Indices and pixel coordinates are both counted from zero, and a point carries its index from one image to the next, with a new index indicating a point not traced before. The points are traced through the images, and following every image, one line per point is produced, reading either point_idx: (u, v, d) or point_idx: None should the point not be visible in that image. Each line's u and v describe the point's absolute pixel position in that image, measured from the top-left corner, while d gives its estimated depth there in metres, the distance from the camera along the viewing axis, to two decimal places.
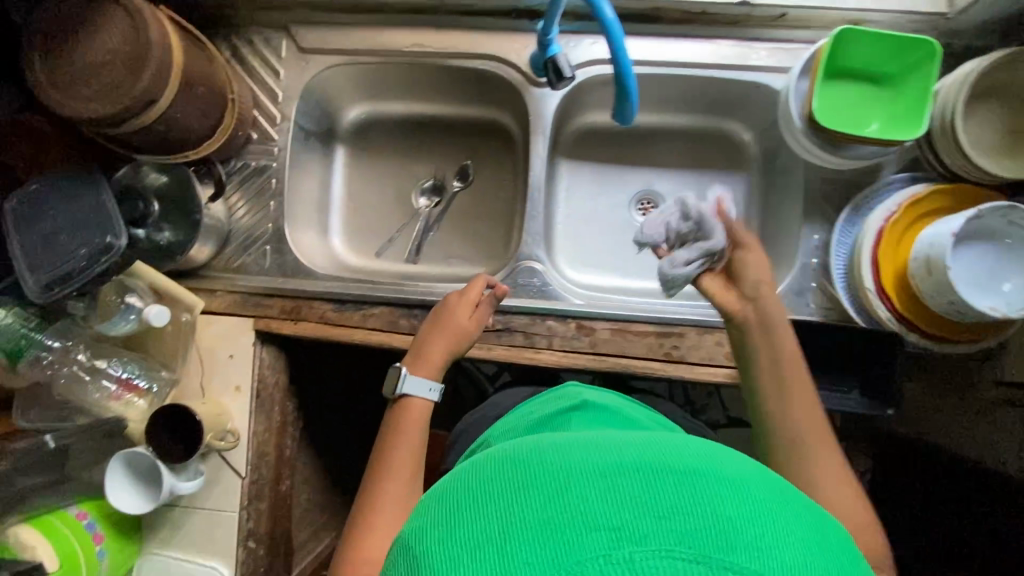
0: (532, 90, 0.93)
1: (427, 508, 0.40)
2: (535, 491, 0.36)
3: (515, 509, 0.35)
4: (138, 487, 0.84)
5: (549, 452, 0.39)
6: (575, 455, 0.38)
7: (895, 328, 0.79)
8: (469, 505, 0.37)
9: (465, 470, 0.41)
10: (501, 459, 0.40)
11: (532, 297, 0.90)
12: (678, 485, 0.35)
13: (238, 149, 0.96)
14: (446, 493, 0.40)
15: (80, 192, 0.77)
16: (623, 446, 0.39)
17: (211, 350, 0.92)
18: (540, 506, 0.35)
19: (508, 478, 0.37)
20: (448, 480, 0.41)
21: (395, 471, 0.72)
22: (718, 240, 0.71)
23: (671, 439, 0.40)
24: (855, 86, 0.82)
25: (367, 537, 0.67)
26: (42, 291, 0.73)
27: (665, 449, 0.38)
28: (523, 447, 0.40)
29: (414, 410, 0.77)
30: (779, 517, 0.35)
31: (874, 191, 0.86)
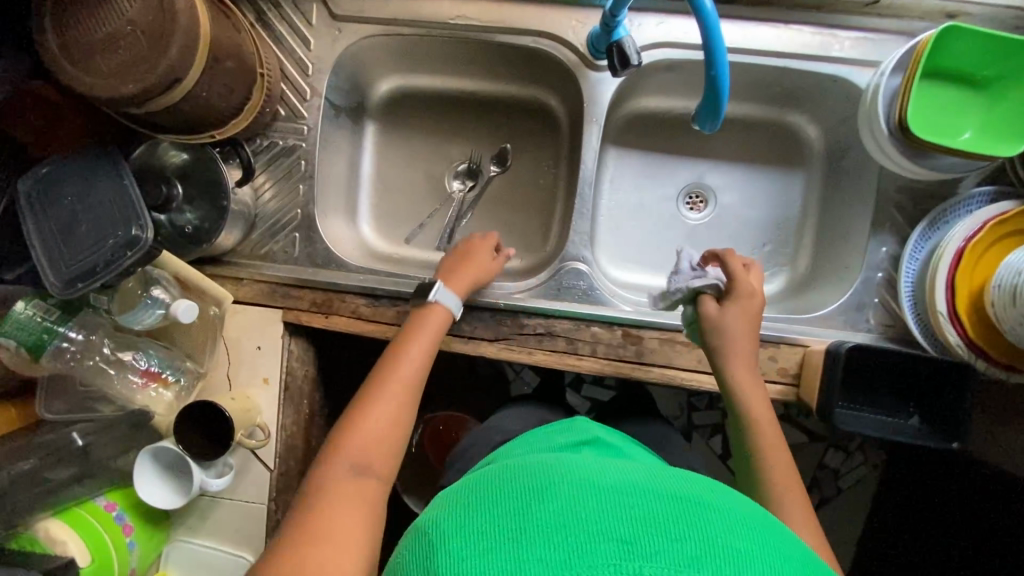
0: (588, 73, 0.86)
1: (454, 507, 0.47)
2: (553, 501, 0.43)
3: (534, 513, 0.43)
4: (167, 479, 0.82)
5: (563, 472, 0.47)
6: (587, 478, 0.46)
7: (962, 355, 0.75)
8: (498, 505, 0.45)
9: (493, 479, 0.49)
10: (521, 470, 0.48)
11: (577, 300, 0.86)
12: (676, 512, 0.43)
13: (264, 126, 0.88)
14: (475, 497, 0.47)
15: (100, 178, 0.71)
16: (628, 477, 0.47)
17: (238, 341, 0.87)
18: (560, 514, 0.42)
19: (528, 486, 0.45)
20: (477, 489, 0.48)
21: (405, 366, 0.72)
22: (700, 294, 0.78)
23: (669, 472, 0.49)
24: (950, 89, 0.74)
25: (364, 416, 0.67)
26: (65, 286, 0.68)
27: (666, 482, 0.46)
28: (541, 464, 0.48)
29: (435, 317, 0.78)
30: (773, 553, 0.43)
31: (951, 205, 0.80)
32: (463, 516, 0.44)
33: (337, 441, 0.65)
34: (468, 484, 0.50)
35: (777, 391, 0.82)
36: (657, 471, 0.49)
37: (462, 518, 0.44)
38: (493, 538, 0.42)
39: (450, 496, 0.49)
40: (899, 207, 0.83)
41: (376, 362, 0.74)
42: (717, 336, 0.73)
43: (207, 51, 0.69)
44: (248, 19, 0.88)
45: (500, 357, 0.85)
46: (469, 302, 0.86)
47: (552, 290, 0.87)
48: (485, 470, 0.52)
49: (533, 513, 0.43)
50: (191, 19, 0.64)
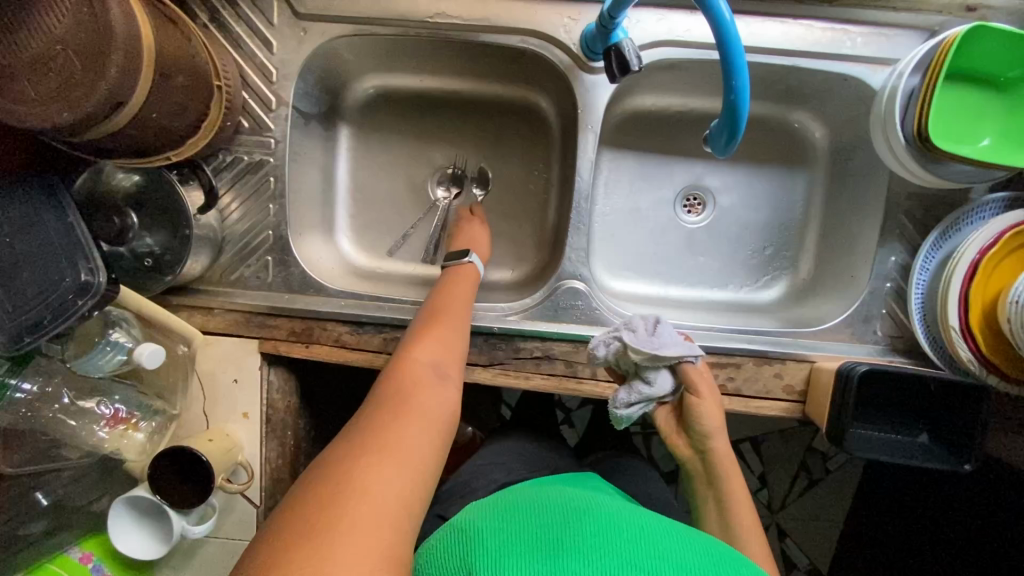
0: (582, 75, 0.79)
1: (482, 519, 0.54)
2: (592, 528, 0.51)
3: (571, 535, 0.50)
4: (146, 528, 0.77)
5: (599, 508, 0.55)
6: (619, 515, 0.54)
7: (975, 371, 0.73)
8: (527, 522, 0.52)
9: (521, 501, 0.56)
10: (560, 499, 0.57)
11: (575, 320, 0.81)
12: (678, 547, 0.52)
13: (227, 141, 0.80)
14: (506, 513, 0.54)
15: (40, 214, 0.63)
16: (654, 521, 0.55)
17: (214, 375, 0.82)
18: (583, 536, 0.50)
19: (568, 514, 0.53)
20: (508, 506, 0.56)
21: (452, 310, 0.72)
22: (658, 388, 0.70)
23: (682, 525, 0.57)
24: (972, 91, 0.69)
25: (421, 350, 0.65)
26: (11, 341, 0.61)
27: (684, 532, 0.55)
28: (578, 498, 0.57)
29: (469, 268, 0.80)
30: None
31: (964, 214, 0.76)
32: (503, 526, 0.52)
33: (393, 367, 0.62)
34: (508, 498, 0.58)
35: (782, 409, 0.80)
36: (677, 523, 0.57)
37: (506, 527, 0.52)
38: (534, 546, 0.49)
39: (490, 506, 0.57)
40: (910, 215, 0.79)
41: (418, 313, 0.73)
42: (708, 418, 0.67)
43: (152, 69, 0.60)
44: (200, 18, 0.78)
45: (496, 383, 0.81)
46: None
47: (548, 311, 0.82)
48: (522, 490, 0.60)
49: (571, 535, 0.50)
50: (131, 34, 0.56)
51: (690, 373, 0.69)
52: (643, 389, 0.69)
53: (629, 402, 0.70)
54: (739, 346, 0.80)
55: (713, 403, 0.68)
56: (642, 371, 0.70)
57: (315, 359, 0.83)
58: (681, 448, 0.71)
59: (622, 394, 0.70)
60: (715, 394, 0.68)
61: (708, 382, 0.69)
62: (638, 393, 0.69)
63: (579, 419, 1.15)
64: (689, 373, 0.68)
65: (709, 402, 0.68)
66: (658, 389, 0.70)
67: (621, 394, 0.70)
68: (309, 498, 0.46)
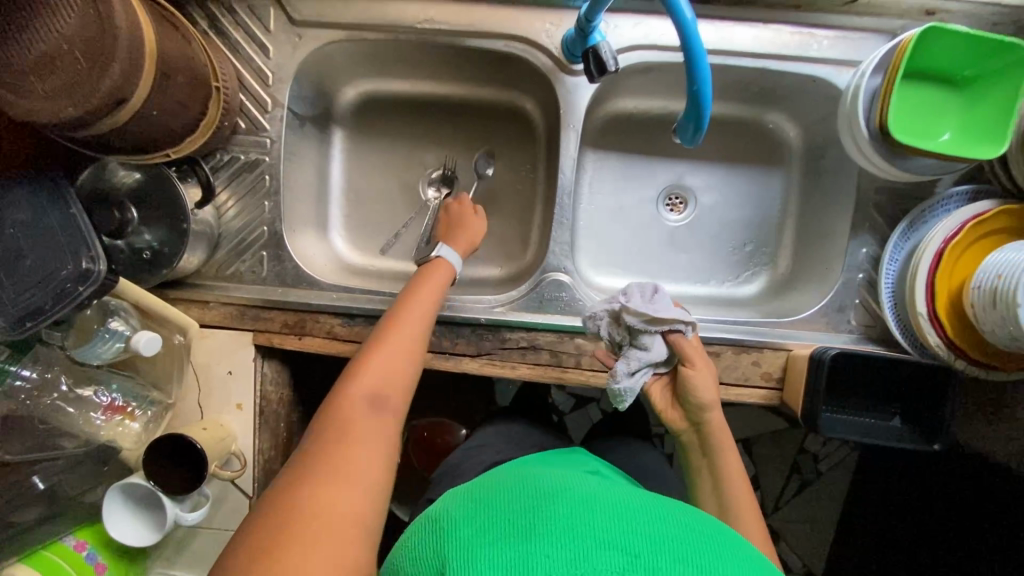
0: (563, 78, 0.82)
1: (457, 510, 0.55)
2: (565, 514, 0.52)
3: (544, 522, 0.51)
4: (139, 516, 0.79)
5: (576, 492, 0.56)
6: (597, 498, 0.55)
7: (943, 356, 0.76)
8: (499, 511, 0.53)
9: (494, 491, 0.57)
10: (536, 485, 0.57)
11: (559, 311, 0.84)
12: (656, 521, 0.52)
13: (224, 140, 0.83)
14: (480, 503, 0.55)
15: (43, 207, 0.66)
16: (634, 501, 0.56)
17: (209, 367, 0.84)
18: (557, 518, 0.51)
19: (542, 502, 0.54)
20: (483, 494, 0.56)
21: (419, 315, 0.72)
22: (656, 353, 0.70)
23: (665, 503, 0.57)
24: (931, 89, 0.73)
25: (376, 367, 0.66)
26: (11, 326, 0.64)
27: (665, 510, 0.55)
28: (556, 483, 0.58)
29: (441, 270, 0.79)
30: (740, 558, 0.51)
31: (931, 204, 0.79)
32: (476, 517, 0.53)
33: (346, 386, 0.64)
34: (484, 487, 0.58)
35: (760, 397, 0.82)
36: (659, 501, 0.57)
37: (481, 517, 0.53)
38: (506, 536, 0.50)
39: (465, 496, 0.57)
40: (879, 208, 0.83)
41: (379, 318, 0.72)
42: (702, 389, 0.69)
43: (153, 70, 0.64)
44: (199, 25, 0.82)
45: (483, 373, 0.83)
46: (448, 317, 0.83)
47: (534, 303, 0.84)
48: (499, 478, 0.61)
49: (543, 521, 0.51)
50: (133, 36, 0.59)
51: (683, 345, 0.70)
52: (639, 357, 0.70)
53: (630, 372, 0.71)
54: (719, 335, 0.83)
55: (706, 367, 0.69)
56: (637, 338, 0.71)
57: (307, 351, 0.85)
58: (677, 420, 0.73)
59: (621, 365, 0.70)
60: (708, 366, 0.71)
61: (701, 351, 0.71)
62: (636, 361, 0.70)
63: (574, 422, 1.17)
64: (681, 342, 0.70)
65: (701, 372, 0.70)
66: (655, 353, 0.70)
67: (621, 366, 0.70)
68: (260, 529, 0.50)
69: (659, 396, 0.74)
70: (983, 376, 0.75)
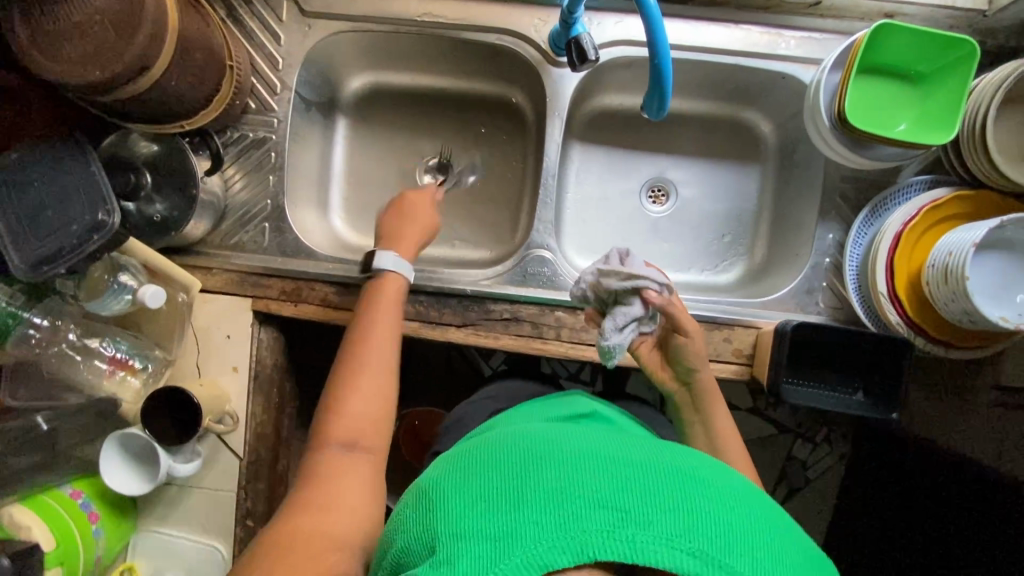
0: (550, 69, 0.89)
1: (445, 473, 0.50)
2: (555, 468, 0.45)
3: (532, 481, 0.45)
4: (134, 467, 0.83)
5: (566, 440, 0.49)
6: (588, 446, 0.48)
7: (904, 333, 0.80)
8: (489, 469, 0.47)
9: (487, 446, 0.51)
10: (525, 436, 0.51)
11: (541, 286, 0.89)
12: (669, 480, 0.45)
13: (235, 119, 0.90)
14: (470, 462, 0.49)
15: (66, 165, 0.72)
16: (629, 446, 0.49)
17: (208, 330, 0.89)
18: (553, 478, 0.44)
19: (529, 456, 0.47)
20: (474, 451, 0.51)
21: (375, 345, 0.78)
22: (639, 305, 0.72)
23: (665, 446, 0.51)
24: (888, 83, 0.79)
25: (345, 399, 0.74)
26: (30, 269, 0.69)
27: (663, 454, 0.49)
28: (545, 431, 0.51)
29: (395, 285, 0.83)
30: (762, 524, 0.45)
31: (896, 190, 0.84)
32: (461, 480, 0.47)
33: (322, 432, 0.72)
34: (475, 445, 0.52)
35: (731, 372, 0.86)
36: (658, 445, 0.51)
37: (468, 480, 0.47)
38: (493, 499, 0.44)
39: (451, 459, 0.52)
40: (844, 196, 0.88)
41: (341, 346, 0.79)
42: (696, 354, 0.76)
43: (174, 43, 0.71)
44: (218, 13, 0.90)
45: (467, 342, 0.88)
46: (435, 288, 0.88)
47: (518, 277, 0.89)
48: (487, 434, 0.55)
49: (531, 478, 0.45)
50: (158, 10, 0.66)
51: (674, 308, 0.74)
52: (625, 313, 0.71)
53: (617, 328, 0.72)
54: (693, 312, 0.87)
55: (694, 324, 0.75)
56: (619, 296, 0.73)
57: (302, 318, 0.90)
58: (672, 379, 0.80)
59: (609, 322, 0.71)
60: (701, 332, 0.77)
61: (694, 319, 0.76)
62: (623, 316, 0.71)
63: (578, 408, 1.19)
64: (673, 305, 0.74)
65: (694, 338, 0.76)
66: (638, 308, 0.72)
67: (608, 323, 0.71)
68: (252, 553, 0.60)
69: (650, 358, 0.80)
70: (943, 354, 0.79)
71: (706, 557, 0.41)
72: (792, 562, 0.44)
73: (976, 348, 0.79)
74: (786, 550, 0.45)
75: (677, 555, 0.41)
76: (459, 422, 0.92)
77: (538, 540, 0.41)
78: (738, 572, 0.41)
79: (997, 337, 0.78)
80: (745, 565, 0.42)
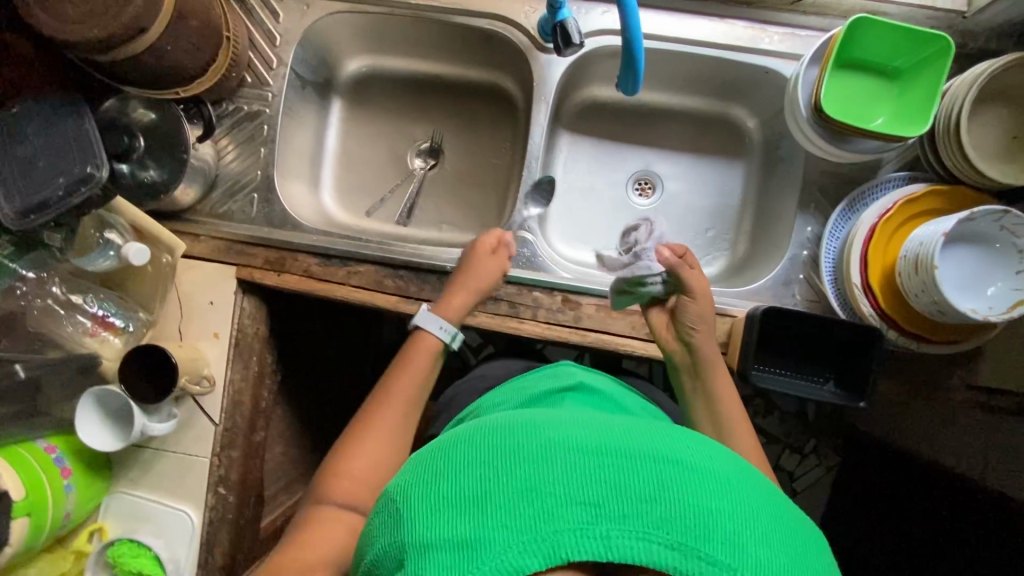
0: (538, 56, 0.92)
1: (413, 475, 0.46)
2: (521, 463, 0.42)
3: (499, 479, 0.41)
4: (107, 424, 0.84)
5: (535, 427, 0.45)
6: (558, 431, 0.44)
7: (876, 324, 0.80)
8: (458, 468, 0.44)
9: (456, 441, 0.47)
10: (493, 426, 0.47)
11: (520, 266, 0.90)
12: (651, 467, 0.42)
13: (230, 92, 0.93)
14: (439, 462, 0.46)
15: (59, 121, 0.75)
16: (605, 428, 0.45)
17: (191, 295, 0.90)
18: (522, 474, 0.41)
19: (495, 450, 0.44)
20: (444, 448, 0.47)
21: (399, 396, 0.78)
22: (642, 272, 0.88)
23: (644, 425, 0.47)
24: (866, 78, 0.81)
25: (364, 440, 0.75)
26: (19, 218, 0.72)
27: (641, 436, 0.45)
28: (514, 418, 0.47)
29: (423, 344, 0.82)
30: (750, 505, 0.42)
31: (872, 185, 0.84)
32: (427, 482, 0.44)
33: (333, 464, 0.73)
34: (445, 440, 0.49)
35: None
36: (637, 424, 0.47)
37: (434, 484, 0.43)
38: (459, 504, 0.41)
39: (419, 457, 0.49)
40: (823, 190, 0.88)
41: (369, 395, 0.80)
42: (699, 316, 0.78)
43: (172, 8, 0.73)
44: None
45: None
46: (415, 263, 0.89)
47: None
48: (459, 426, 0.51)
49: (497, 476, 0.42)
50: None
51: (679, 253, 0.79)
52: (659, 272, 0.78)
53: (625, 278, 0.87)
54: None
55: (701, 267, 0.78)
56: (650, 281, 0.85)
57: (283, 288, 0.91)
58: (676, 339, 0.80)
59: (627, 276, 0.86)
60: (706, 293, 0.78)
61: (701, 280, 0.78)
62: None
63: None
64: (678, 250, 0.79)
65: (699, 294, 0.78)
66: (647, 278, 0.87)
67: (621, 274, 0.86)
68: None
69: (658, 319, 0.82)
70: (914, 348, 0.79)
71: (687, 550, 0.38)
72: (783, 542, 0.41)
73: (948, 343, 0.79)
74: (775, 531, 0.41)
75: (657, 551, 0.38)
76: (453, 401, 0.94)
77: (504, 544, 0.38)
78: (722, 563, 0.38)
79: (971, 332, 0.78)
80: (730, 557, 0.39)
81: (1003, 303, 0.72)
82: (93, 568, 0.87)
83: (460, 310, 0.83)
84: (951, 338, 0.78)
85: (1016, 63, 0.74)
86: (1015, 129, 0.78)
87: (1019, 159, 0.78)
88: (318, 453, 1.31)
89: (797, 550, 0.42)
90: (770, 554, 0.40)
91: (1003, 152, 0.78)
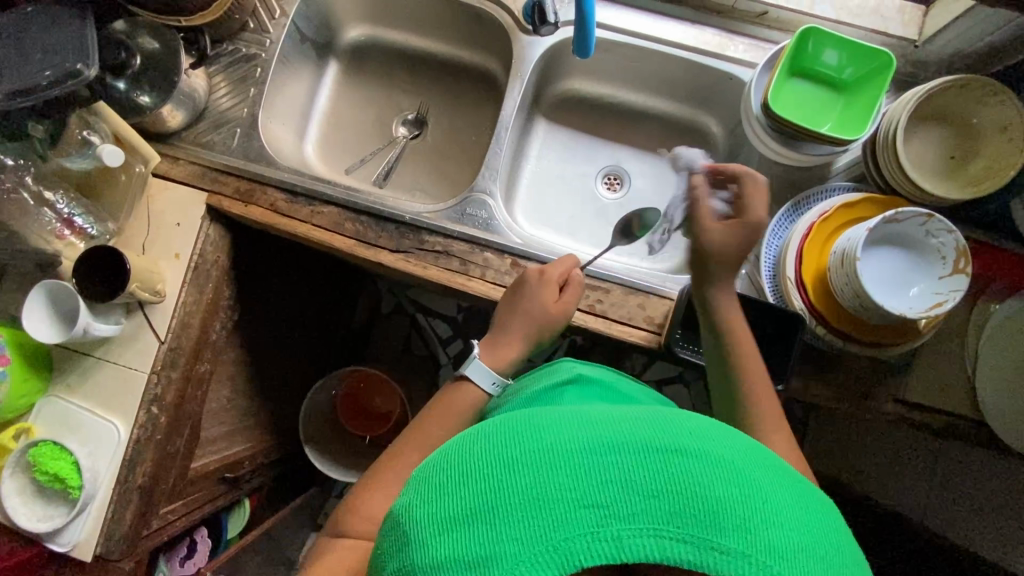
0: (521, 36, 0.99)
1: (417, 494, 0.47)
2: (525, 471, 0.43)
3: (505, 490, 0.42)
4: (51, 317, 0.85)
5: (534, 430, 0.46)
6: (557, 432, 0.45)
7: (806, 319, 0.82)
8: (463, 480, 0.45)
9: (458, 452, 0.48)
10: (491, 431, 0.48)
11: (477, 227, 0.94)
12: (653, 462, 0.43)
13: (232, 33, 1.00)
14: (443, 477, 0.46)
15: (64, 23, 0.81)
16: (601, 422, 0.46)
17: (161, 214, 0.94)
18: (527, 481, 0.42)
19: (497, 460, 0.45)
20: (446, 461, 0.48)
21: (426, 440, 0.76)
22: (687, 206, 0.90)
23: (641, 415, 0.48)
24: (812, 87, 0.88)
25: (384, 478, 0.74)
26: (6, 100, 0.78)
27: (639, 428, 0.45)
28: (512, 421, 0.48)
29: (466, 398, 0.79)
30: (752, 479, 0.44)
31: (817, 192, 0.88)
32: (432, 501, 0.45)
33: (356, 498, 0.73)
34: (447, 451, 0.49)
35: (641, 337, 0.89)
36: (636, 414, 0.48)
37: (442, 501, 0.44)
38: (470, 519, 0.42)
39: (420, 472, 0.50)
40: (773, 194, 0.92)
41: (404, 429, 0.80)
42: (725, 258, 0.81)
43: None
44: None
45: (397, 267, 0.91)
46: (376, 210, 0.93)
47: (455, 216, 0.95)
48: (460, 433, 0.51)
49: (503, 488, 0.43)
50: None
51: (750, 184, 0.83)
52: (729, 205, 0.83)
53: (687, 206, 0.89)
54: (611, 275, 0.90)
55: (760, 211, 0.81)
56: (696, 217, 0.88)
57: (250, 220, 0.95)
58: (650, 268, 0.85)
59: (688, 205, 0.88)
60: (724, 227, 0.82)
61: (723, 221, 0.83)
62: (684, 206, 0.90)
63: None
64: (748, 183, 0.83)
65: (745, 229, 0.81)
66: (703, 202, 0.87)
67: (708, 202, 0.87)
68: None
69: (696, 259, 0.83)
70: (841, 347, 0.81)
71: (698, 542, 0.40)
72: (789, 513, 0.43)
73: (876, 345, 0.80)
74: (781, 508, 0.43)
75: (667, 547, 0.40)
76: None
77: (519, 556, 0.40)
78: (731, 549, 0.40)
79: (903, 334, 0.79)
80: (740, 543, 0.40)
81: (923, 304, 0.75)
82: (12, 467, 0.86)
83: (509, 363, 0.82)
84: (886, 338, 0.79)
85: (955, 86, 0.79)
86: (950, 149, 0.83)
87: (957, 177, 0.82)
88: (266, 411, 1.30)
89: (804, 514, 0.44)
90: (777, 529, 0.41)
91: (938, 170, 0.83)
